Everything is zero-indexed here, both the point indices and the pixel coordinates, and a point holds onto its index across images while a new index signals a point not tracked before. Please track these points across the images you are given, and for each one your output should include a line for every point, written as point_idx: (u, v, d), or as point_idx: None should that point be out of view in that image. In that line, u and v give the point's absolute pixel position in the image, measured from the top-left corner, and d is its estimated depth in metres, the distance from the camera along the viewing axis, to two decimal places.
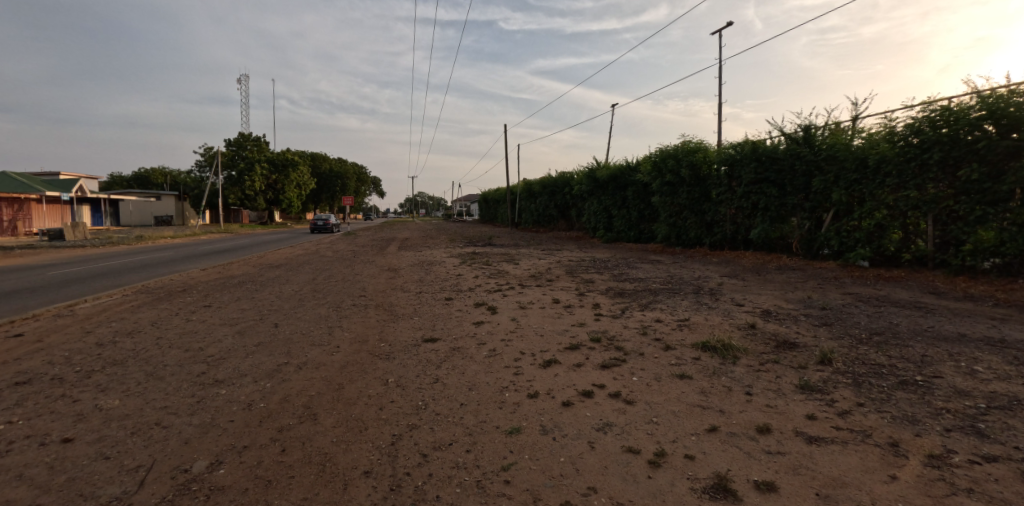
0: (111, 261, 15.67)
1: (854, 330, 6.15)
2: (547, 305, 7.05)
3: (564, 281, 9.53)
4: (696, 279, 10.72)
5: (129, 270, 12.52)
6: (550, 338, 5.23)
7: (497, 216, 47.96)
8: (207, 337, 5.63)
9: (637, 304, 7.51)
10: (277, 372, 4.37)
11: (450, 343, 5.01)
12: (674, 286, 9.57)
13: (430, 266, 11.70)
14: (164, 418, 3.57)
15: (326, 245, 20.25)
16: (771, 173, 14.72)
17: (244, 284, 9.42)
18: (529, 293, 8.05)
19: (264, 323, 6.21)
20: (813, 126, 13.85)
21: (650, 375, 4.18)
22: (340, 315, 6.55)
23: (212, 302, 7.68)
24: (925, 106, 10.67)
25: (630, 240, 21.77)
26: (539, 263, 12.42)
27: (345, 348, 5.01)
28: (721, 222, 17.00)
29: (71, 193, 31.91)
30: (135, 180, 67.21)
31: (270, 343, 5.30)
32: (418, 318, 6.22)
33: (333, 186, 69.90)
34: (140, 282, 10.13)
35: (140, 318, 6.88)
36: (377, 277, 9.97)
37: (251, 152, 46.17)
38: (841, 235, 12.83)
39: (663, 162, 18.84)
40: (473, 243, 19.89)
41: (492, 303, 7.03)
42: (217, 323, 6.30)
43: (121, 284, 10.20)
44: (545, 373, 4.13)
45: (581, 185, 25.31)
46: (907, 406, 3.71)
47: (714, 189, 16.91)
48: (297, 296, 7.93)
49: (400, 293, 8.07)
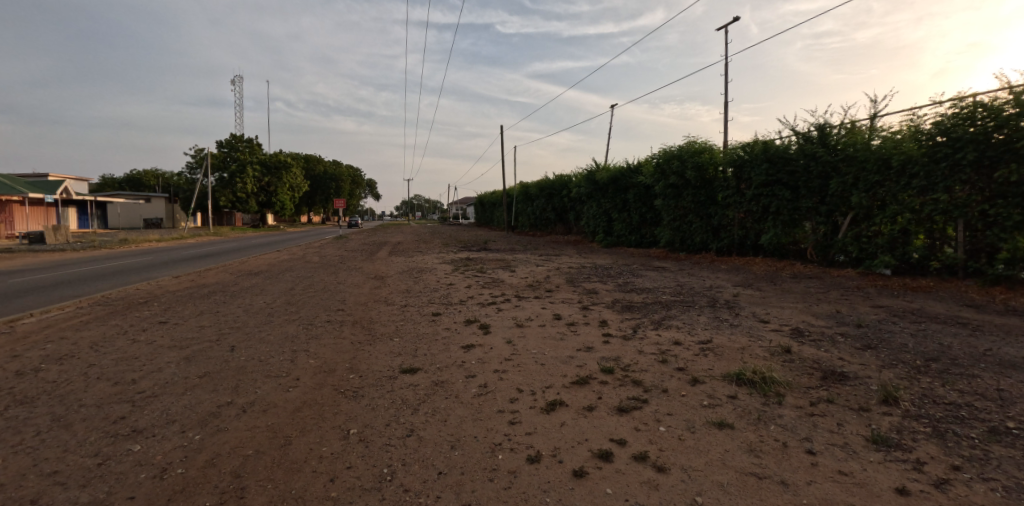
0: (89, 265, 14.77)
1: (904, 355, 5.33)
2: (548, 323, 6.19)
3: (565, 292, 8.66)
4: (708, 289, 9.89)
5: (103, 278, 11.65)
6: (552, 369, 4.38)
7: (494, 220, 47.01)
8: (146, 366, 4.72)
9: (650, 321, 6.66)
10: (213, 418, 3.48)
11: (433, 376, 4.16)
12: (686, 298, 8.72)
13: (419, 274, 10.80)
14: (45, 491, 2.67)
15: (314, 250, 19.40)
16: (784, 175, 13.91)
17: (213, 295, 8.48)
18: (526, 307, 7.19)
19: (220, 345, 5.33)
20: (828, 125, 13.09)
21: (680, 422, 3.33)
22: (310, 335, 5.67)
23: (169, 318, 6.77)
24: (955, 102, 9.93)
25: (631, 244, 20.94)
26: (537, 270, 11.56)
27: (306, 381, 4.15)
28: (729, 227, 16.18)
29: (57, 195, 30.95)
30: (126, 182, 66.16)
31: (219, 373, 4.43)
32: (398, 339, 5.35)
33: (327, 188, 68.98)
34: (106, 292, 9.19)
35: (80, 336, 5.95)
36: (360, 287, 9.07)
37: (243, 154, 45.46)
38: (860, 241, 12.04)
39: (667, 163, 18.02)
40: (467, 248, 18.98)
41: (485, 320, 6.17)
42: (165, 346, 5.40)
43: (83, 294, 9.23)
44: (548, 422, 3.28)
45: (580, 188, 24.49)
46: (1015, 471, 2.91)
47: (721, 192, 16.13)
48: (267, 311, 7.03)
49: (383, 306, 7.18)
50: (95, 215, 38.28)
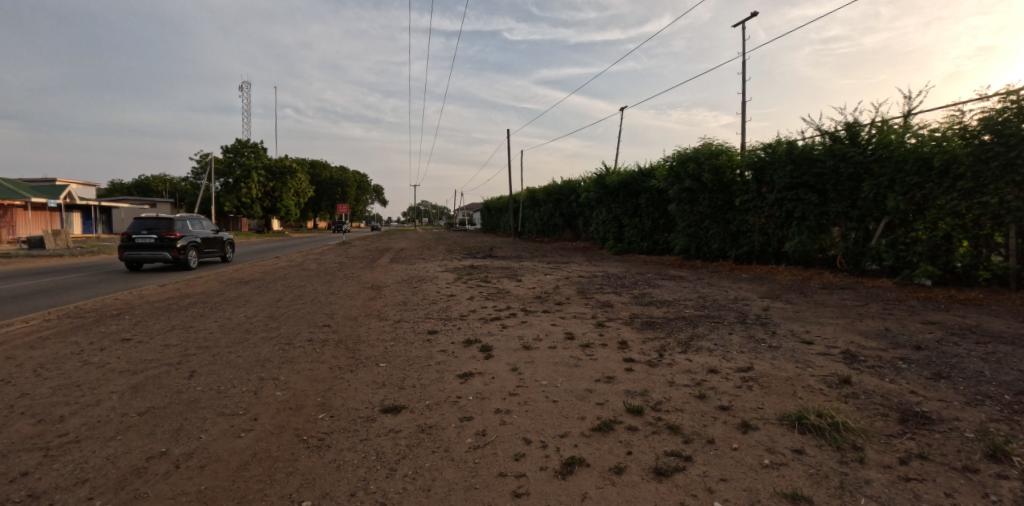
0: (80, 272, 13.99)
1: (986, 388, 4.49)
2: (560, 344, 5.41)
3: (577, 305, 7.85)
4: (734, 303, 9.07)
5: (108, 278, 11.98)
6: (567, 410, 3.60)
7: (501, 226, 46.16)
8: (84, 396, 3.91)
9: (676, 343, 5.85)
10: (135, 481, 2.69)
11: (420, 417, 3.37)
12: (712, 312, 7.89)
13: (419, 284, 10.00)
14: None
15: (314, 256, 18.68)
16: (810, 178, 13.03)
17: (193, 306, 7.68)
18: (534, 323, 6.41)
19: (179, 370, 4.52)
20: (858, 124, 12.24)
21: (742, 495, 2.53)
22: (285, 356, 4.90)
23: (134, 334, 5.84)
24: (1006, 97, 9.06)
25: (643, 251, 20.09)
26: (545, 279, 10.77)
27: (265, 423, 3.38)
28: (748, 233, 15.29)
29: (61, 200, 30.48)
30: (135, 187, 66.46)
31: (164, 409, 3.64)
32: (385, 363, 4.58)
33: (333, 194, 68.74)
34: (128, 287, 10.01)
35: (28, 355, 5.07)
36: (353, 298, 8.32)
37: (248, 159, 45.35)
38: (897, 249, 11.15)
39: (682, 166, 17.16)
40: (473, 254, 18.22)
41: (486, 340, 5.39)
42: (117, 369, 4.58)
43: (104, 289, 10.03)
44: (566, 493, 2.48)
45: (589, 193, 23.67)
46: None
47: (740, 196, 15.27)
48: (244, 326, 6.24)
49: (375, 321, 6.42)
50: (99, 220, 37.95)
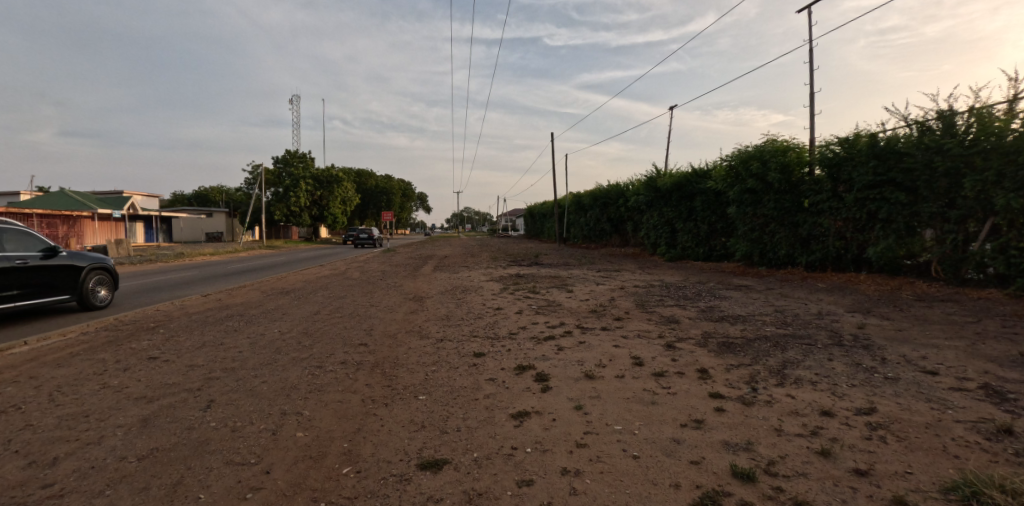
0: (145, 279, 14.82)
1: None
2: (629, 373, 4.54)
3: (639, 321, 6.95)
4: (821, 319, 7.84)
5: (177, 283, 13.14)
6: (653, 472, 2.75)
7: (545, 231, 45.29)
8: (86, 431, 3.41)
9: (768, 374, 4.82)
10: None
11: (467, 480, 2.63)
12: (798, 331, 6.76)
13: (462, 295, 9.40)
14: None
15: (358, 264, 18.60)
16: (896, 174, 11.47)
17: (230, 319, 7.35)
18: (594, 344, 5.58)
19: (197, 398, 3.98)
20: (952, 112, 10.66)
21: None
22: (314, 381, 4.30)
23: (162, 352, 5.44)
24: None
25: (699, 258, 18.75)
26: (597, 290, 9.90)
27: (278, 479, 2.73)
28: (822, 237, 13.74)
29: (125, 210, 32.21)
30: (197, 199, 70.85)
31: (168, 453, 3.07)
32: (425, 395, 3.90)
33: (378, 202, 70.40)
34: (170, 294, 10.69)
35: (51, 375, 4.74)
36: (394, 312, 7.78)
37: (298, 169, 46.87)
38: (1010, 254, 9.49)
39: (744, 165, 15.76)
40: (518, 262, 17.55)
41: (541, 366, 4.62)
42: (133, 396, 4.09)
43: (150, 293, 10.85)
44: None
45: (638, 196, 22.53)
46: None
47: (811, 197, 13.77)
48: (275, 343, 5.74)
49: (415, 340, 5.79)
50: (161, 229, 40.17)
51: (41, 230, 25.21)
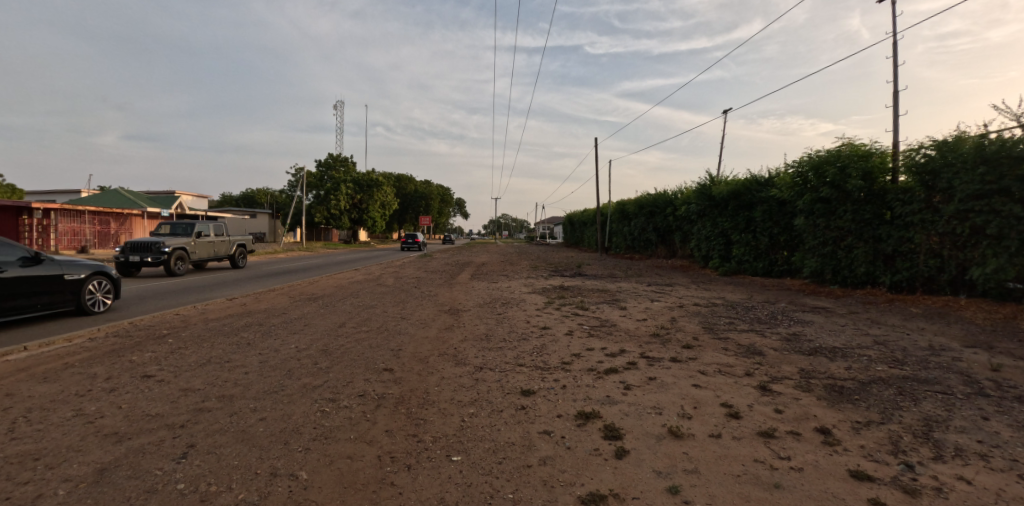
0: (188, 276, 15.02)
1: None
2: (725, 432, 3.42)
3: (715, 351, 5.78)
4: (939, 357, 6.37)
5: (206, 284, 12.84)
6: None
7: (586, 240, 43.87)
8: (18, 487, 2.59)
9: (914, 440, 3.55)
10: None
11: None
12: (921, 375, 5.38)
13: (502, 308, 8.50)
14: None
15: (392, 270, 18.06)
16: (1011, 182, 9.69)
17: (246, 329, 6.68)
18: (668, 382, 4.47)
19: (177, 440, 3.17)
20: None
21: None
22: (321, 423, 3.42)
23: (160, 369, 4.73)
24: None
25: (758, 273, 17.17)
26: (654, 308, 8.75)
27: None
28: (910, 254, 11.98)
29: (173, 210, 33.31)
30: (244, 201, 73.99)
31: None
32: (460, 456, 2.93)
33: (416, 206, 71.00)
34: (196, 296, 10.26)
35: (28, 393, 4.08)
36: (426, 327, 6.92)
37: (339, 172, 47.58)
38: None
39: (816, 171, 14.20)
40: (560, 272, 16.55)
41: (609, 415, 3.59)
42: (103, 431, 3.31)
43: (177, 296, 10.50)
44: None
45: (689, 205, 21.11)
46: None
47: (898, 208, 12.04)
48: (288, 364, 4.93)
49: (450, 366, 4.84)
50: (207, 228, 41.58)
51: (93, 226, 26.27)
